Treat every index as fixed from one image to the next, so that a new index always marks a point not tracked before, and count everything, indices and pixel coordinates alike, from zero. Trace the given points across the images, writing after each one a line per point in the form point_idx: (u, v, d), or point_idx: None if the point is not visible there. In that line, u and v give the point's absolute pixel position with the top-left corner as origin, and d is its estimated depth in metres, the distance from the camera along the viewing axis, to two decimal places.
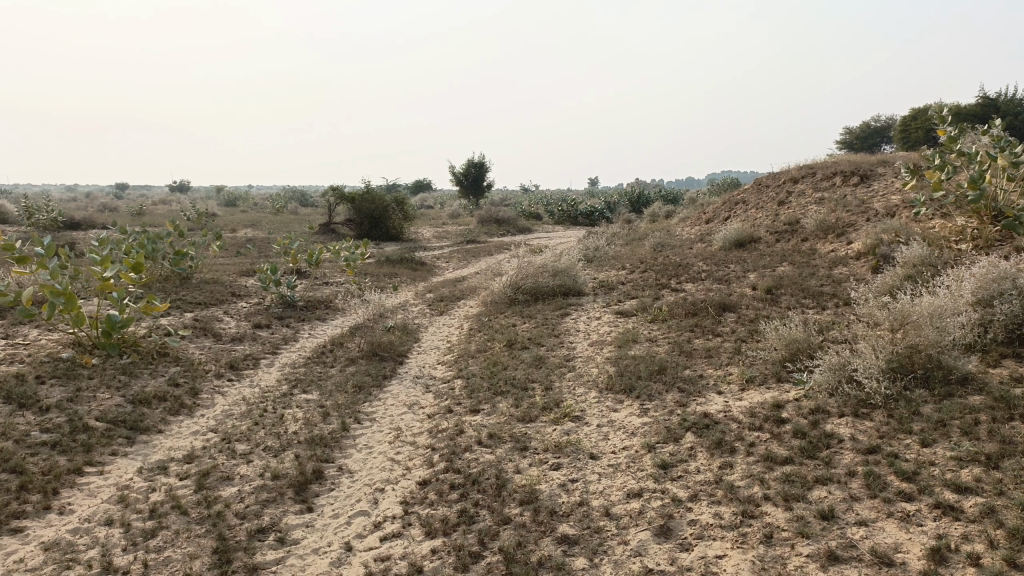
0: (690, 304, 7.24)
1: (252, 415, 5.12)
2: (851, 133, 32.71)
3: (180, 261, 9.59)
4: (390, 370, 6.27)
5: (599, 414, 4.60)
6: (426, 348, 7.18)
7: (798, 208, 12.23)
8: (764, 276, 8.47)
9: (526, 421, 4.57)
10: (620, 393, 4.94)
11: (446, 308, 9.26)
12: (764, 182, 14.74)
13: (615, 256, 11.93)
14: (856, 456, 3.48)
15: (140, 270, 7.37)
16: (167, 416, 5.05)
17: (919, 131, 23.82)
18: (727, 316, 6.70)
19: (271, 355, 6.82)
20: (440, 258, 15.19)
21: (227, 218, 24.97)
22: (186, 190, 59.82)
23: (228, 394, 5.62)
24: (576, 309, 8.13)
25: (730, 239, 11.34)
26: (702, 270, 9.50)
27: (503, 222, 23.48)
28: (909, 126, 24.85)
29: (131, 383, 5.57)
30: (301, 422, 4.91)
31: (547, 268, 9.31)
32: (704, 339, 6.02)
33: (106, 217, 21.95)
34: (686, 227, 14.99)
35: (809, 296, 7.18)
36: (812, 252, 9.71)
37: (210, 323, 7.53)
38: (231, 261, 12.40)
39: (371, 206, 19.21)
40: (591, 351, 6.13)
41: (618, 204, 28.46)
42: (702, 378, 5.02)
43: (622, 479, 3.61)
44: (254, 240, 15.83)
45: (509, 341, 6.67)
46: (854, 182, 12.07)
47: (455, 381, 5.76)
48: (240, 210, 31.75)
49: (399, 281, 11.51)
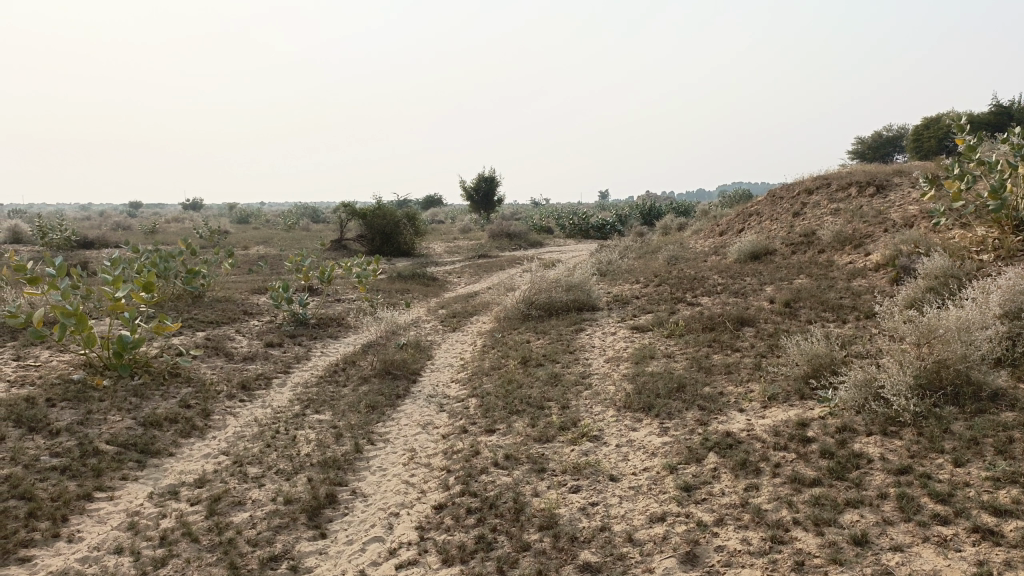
0: (707, 318, 7.13)
1: (264, 436, 5.04)
2: (863, 143, 32.50)
3: (192, 280, 9.57)
4: (403, 389, 6.19)
5: (617, 434, 4.49)
6: (440, 366, 7.09)
7: (813, 219, 12.10)
8: (781, 289, 8.35)
9: (543, 441, 4.47)
10: (639, 411, 4.83)
11: (459, 325, 9.17)
12: (778, 193, 14.62)
13: (629, 270, 11.83)
14: (888, 477, 3.36)
15: (151, 289, 7.33)
16: (178, 438, 4.98)
17: (932, 141, 23.63)
18: (745, 331, 6.58)
19: (283, 374, 6.75)
20: (452, 274, 15.13)
21: (238, 235, 25.06)
22: (199, 208, 60.33)
23: (240, 415, 5.55)
24: (591, 324, 8.03)
25: (745, 251, 11.22)
26: (717, 283, 9.38)
27: (514, 237, 23.42)
28: (922, 135, 24.66)
29: (142, 405, 5.51)
30: (314, 444, 4.83)
31: (560, 283, 9.22)
32: (722, 355, 5.90)
33: (119, 236, 22.06)
34: (700, 240, 14.87)
35: (829, 309, 7.05)
36: (829, 264, 9.57)
37: (222, 342, 7.48)
38: (243, 280, 12.39)
39: (383, 222, 19.21)
40: (608, 368, 6.03)
41: (629, 217, 28.36)
42: (723, 396, 4.90)
43: (644, 503, 3.50)
44: (266, 257, 15.85)
45: (523, 358, 6.58)
46: (869, 193, 11.93)
47: (469, 399, 5.67)
48: (252, 227, 31.94)
49: (411, 297, 11.44)
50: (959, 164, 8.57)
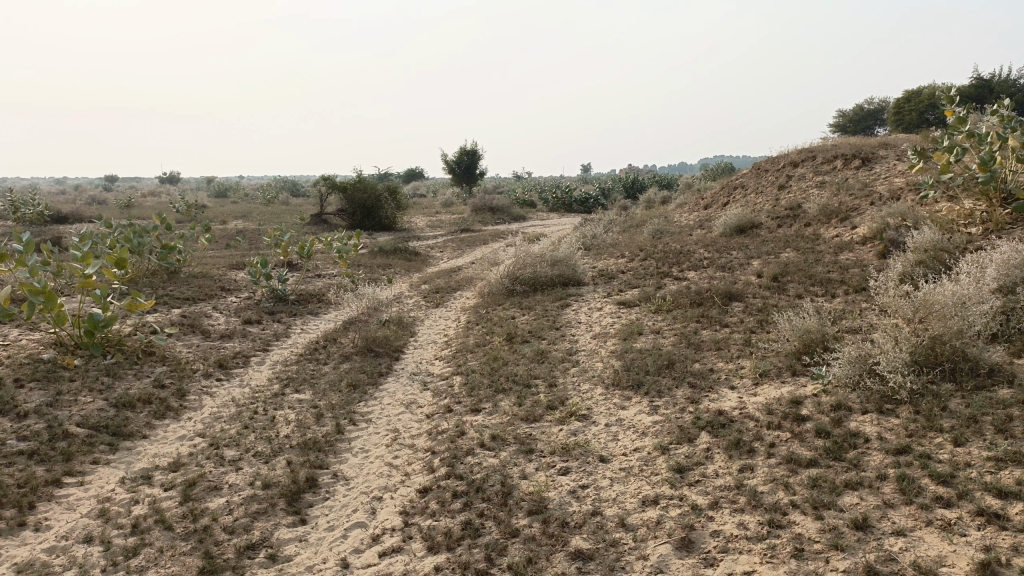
0: (695, 293, 7.02)
1: (242, 417, 4.88)
2: (844, 116, 32.43)
3: (167, 256, 9.31)
4: (386, 367, 6.04)
5: (607, 412, 4.37)
6: (423, 342, 6.94)
7: (799, 192, 12.00)
8: (768, 263, 8.25)
9: (530, 420, 4.35)
10: (628, 389, 4.71)
11: (442, 300, 9.00)
12: (763, 166, 14.50)
13: (613, 244, 11.70)
14: (885, 458, 3.27)
15: (124, 265, 7.09)
16: (152, 420, 4.80)
17: (914, 114, 23.59)
18: (734, 306, 6.47)
19: (261, 352, 6.57)
20: (435, 248, 14.93)
21: (216, 209, 24.62)
22: (176, 182, 59.40)
23: (217, 395, 5.38)
24: (576, 299, 7.89)
25: (731, 225, 11.11)
26: (704, 257, 9.27)
27: (497, 211, 23.18)
28: (903, 108, 24.60)
29: (114, 385, 5.32)
30: (294, 425, 4.68)
31: (545, 257, 9.06)
32: (711, 330, 5.79)
33: (93, 210, 21.59)
34: (684, 213, 14.74)
35: (817, 283, 6.96)
36: (816, 237, 9.49)
37: (199, 320, 7.28)
38: (220, 255, 12.11)
39: (363, 196, 18.91)
40: (595, 344, 5.91)
41: (612, 190, 28.18)
42: (713, 372, 4.80)
43: (635, 485, 3.39)
44: (244, 232, 15.52)
45: (508, 334, 6.44)
46: (855, 165, 11.84)
47: (454, 377, 5.53)
48: (230, 201, 31.46)
49: (393, 272, 11.24)
50: (948, 136, 8.46)
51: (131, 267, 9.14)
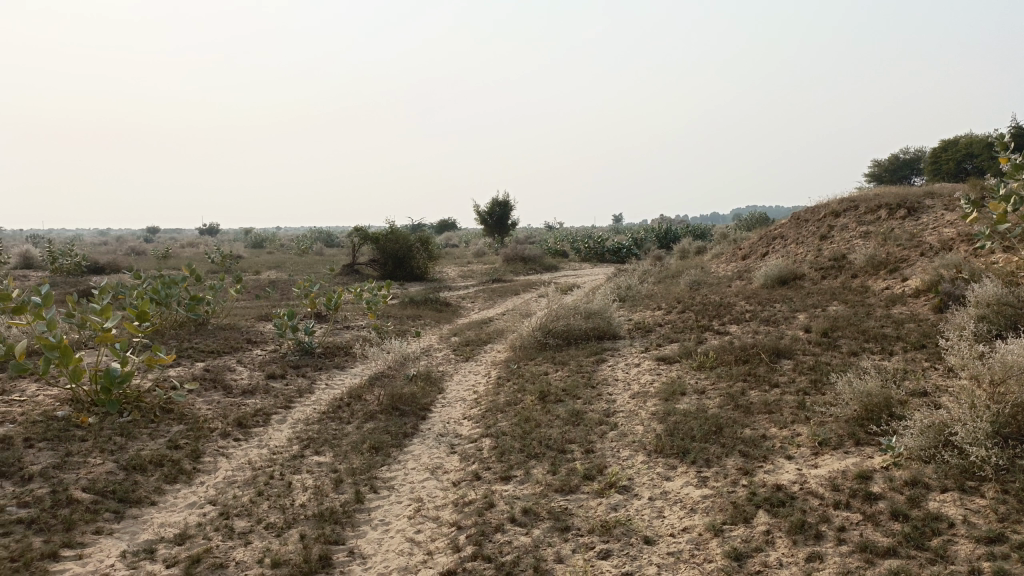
0: (739, 349, 6.62)
1: (257, 483, 4.57)
2: (880, 166, 31.94)
3: (194, 307, 9.16)
4: (411, 427, 5.71)
5: (649, 484, 3.98)
6: (451, 399, 6.62)
7: (842, 242, 11.56)
8: (816, 317, 7.82)
9: (566, 491, 3.97)
10: (672, 457, 4.32)
11: (472, 354, 8.69)
12: (803, 215, 14.10)
13: (649, 296, 11.33)
14: (977, 548, 2.83)
15: (145, 319, 6.92)
16: (163, 485, 4.51)
17: (952, 163, 23.08)
18: (782, 364, 6.05)
19: (283, 409, 6.29)
20: (465, 299, 14.68)
21: (250, 260, 24.81)
22: (214, 232, 60.60)
23: (233, 457, 5.09)
24: (612, 354, 7.52)
25: (772, 276, 10.70)
26: (745, 310, 8.87)
27: (529, 261, 22.99)
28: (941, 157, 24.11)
29: (127, 445, 5.05)
30: (311, 492, 4.36)
31: (579, 309, 8.74)
32: (760, 391, 5.38)
33: (129, 261, 21.83)
34: (722, 264, 14.33)
35: (871, 340, 6.52)
36: (864, 290, 9.05)
37: (221, 374, 7.05)
38: (250, 305, 11.99)
39: (395, 246, 18.87)
40: (634, 404, 5.52)
41: (645, 240, 27.89)
42: (766, 440, 4.39)
43: (687, 574, 2.99)
44: (275, 282, 15.48)
45: (541, 392, 6.08)
46: (900, 215, 11.41)
47: (483, 440, 5.17)
48: (264, 251, 31.78)
49: (422, 324, 10.99)
50: (1003, 184, 8.01)
51: (157, 318, 9.00)
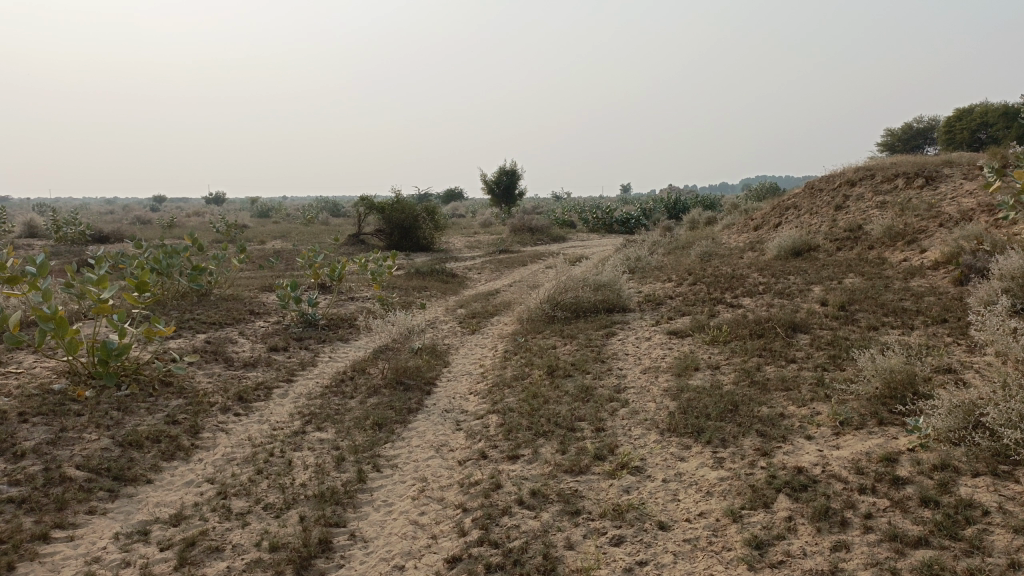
0: (754, 323, 6.42)
1: (257, 460, 4.43)
2: (892, 135, 31.36)
3: (197, 277, 9.00)
4: (416, 401, 5.57)
5: (663, 465, 3.82)
6: (457, 373, 6.47)
7: (858, 213, 11.29)
8: (832, 290, 7.60)
9: (576, 472, 3.81)
10: (687, 436, 4.15)
11: (478, 326, 8.52)
12: (816, 185, 13.80)
13: (659, 267, 11.12)
14: (1015, 539, 2.65)
15: (144, 290, 6.76)
16: (159, 462, 4.38)
17: (966, 132, 22.61)
18: (799, 338, 5.85)
19: (285, 383, 6.14)
20: (472, 269, 14.49)
21: (256, 230, 24.63)
22: (221, 202, 60.39)
23: (233, 432, 4.95)
24: (622, 327, 7.34)
25: (785, 247, 10.45)
26: (758, 282, 8.66)
27: (536, 231, 22.73)
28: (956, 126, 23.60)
29: (124, 420, 4.91)
30: (312, 470, 4.22)
31: (588, 281, 8.53)
32: (776, 367, 5.19)
33: (134, 230, 21.68)
34: (733, 235, 14.07)
35: (890, 314, 6.31)
36: (881, 261, 8.81)
37: (223, 346, 6.91)
38: (255, 276, 11.84)
39: (401, 217, 18.64)
40: (646, 380, 5.35)
41: (654, 210, 27.58)
42: (784, 419, 4.21)
43: (704, 564, 2.83)
44: (280, 253, 15.30)
45: (549, 366, 5.92)
46: (918, 185, 11.12)
47: (490, 416, 5.01)
48: (271, 221, 31.61)
49: (428, 295, 10.82)
50: None
51: (159, 289, 8.85)
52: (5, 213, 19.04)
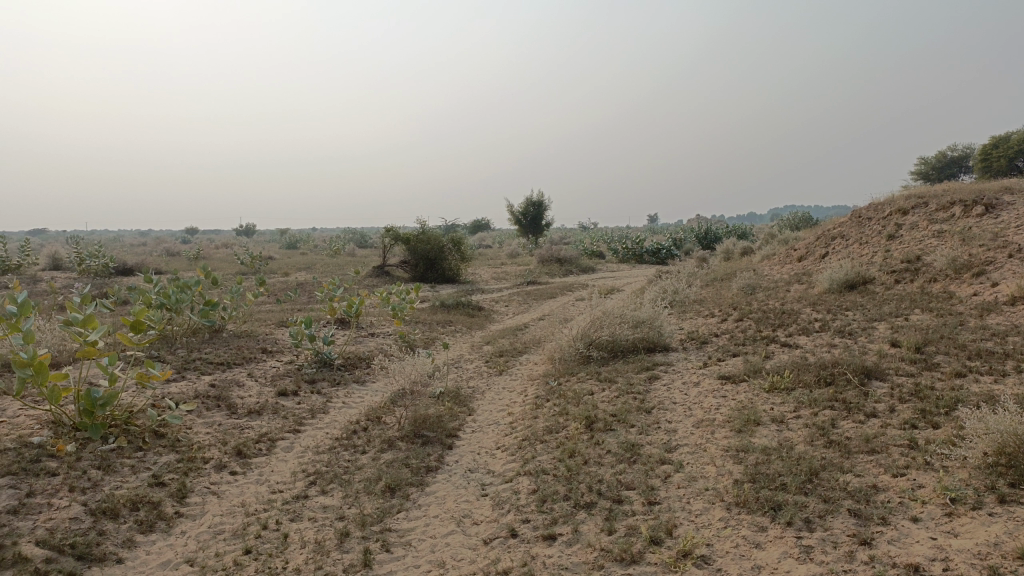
0: (818, 368, 5.66)
1: (248, 535, 3.78)
2: (927, 164, 30.34)
3: (208, 312, 8.44)
4: (436, 458, 4.90)
5: (737, 554, 3.10)
6: (483, 423, 5.79)
7: (913, 243, 10.47)
8: (899, 328, 6.81)
9: (627, 562, 3.11)
10: (761, 513, 3.42)
11: (506, 367, 7.84)
12: (863, 214, 13.00)
13: (699, 301, 10.38)
14: None
15: (139, 330, 6.17)
16: (135, 537, 3.74)
17: (1002, 160, 21.68)
18: (875, 387, 5.10)
19: (291, 434, 5.50)
20: (498, 302, 13.84)
21: (281, 261, 24.32)
22: (250, 233, 60.85)
23: (226, 497, 4.31)
24: (665, 370, 6.62)
25: (837, 280, 9.66)
26: (812, 319, 7.90)
27: (564, 262, 22.07)
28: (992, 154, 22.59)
29: (102, 481, 4.28)
30: (310, 550, 3.56)
31: (625, 317, 7.82)
32: (854, 423, 4.44)
33: (159, 262, 21.47)
34: (775, 266, 13.29)
35: (976, 358, 5.52)
36: (948, 296, 8.01)
37: (227, 391, 6.30)
38: (273, 310, 11.30)
39: (426, 247, 18.14)
40: (701, 436, 4.63)
41: (685, 240, 26.83)
42: (878, 495, 3.47)
43: None
44: (301, 285, 14.83)
45: (587, 416, 5.20)
46: (978, 212, 10.31)
47: (520, 479, 4.32)
48: (297, 252, 31.42)
49: (452, 331, 10.20)
50: None
51: (168, 324, 8.29)
52: (28, 244, 18.74)
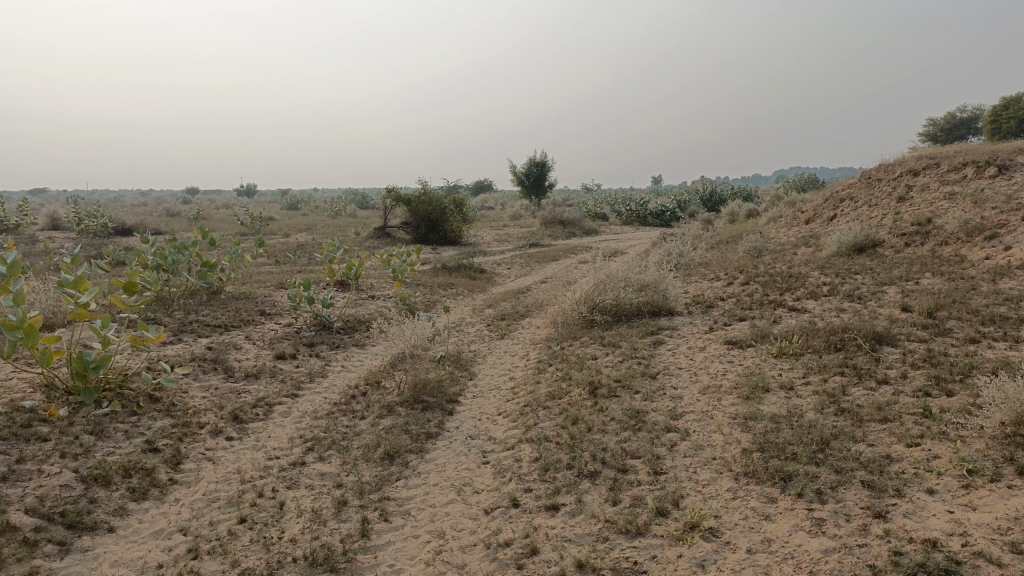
0: (828, 333, 5.52)
1: (243, 503, 3.69)
2: (935, 125, 29.85)
3: (206, 274, 8.29)
4: (436, 424, 4.80)
5: (746, 526, 2.99)
6: (484, 388, 5.68)
7: (924, 205, 10.26)
8: (911, 292, 6.65)
9: (633, 535, 3.01)
10: (771, 483, 3.31)
11: (508, 330, 7.71)
12: (872, 175, 12.75)
13: (705, 264, 10.22)
14: None
15: (134, 292, 6.02)
16: (127, 504, 3.65)
17: (1011, 121, 21.28)
18: (886, 354, 4.96)
19: (289, 399, 5.40)
20: (500, 264, 13.68)
21: (282, 222, 24.12)
22: (252, 194, 60.50)
23: (221, 463, 4.22)
24: (670, 334, 6.49)
25: (846, 243, 9.48)
26: (820, 282, 7.74)
27: (567, 224, 21.85)
28: (1000, 115, 22.17)
29: (94, 447, 4.18)
30: (306, 519, 3.46)
31: (630, 280, 7.67)
32: (866, 391, 4.32)
33: (160, 222, 21.30)
34: (781, 229, 13.09)
35: (990, 323, 5.38)
36: (959, 259, 7.84)
37: (224, 354, 6.19)
38: (273, 272, 11.17)
39: (427, 209, 17.93)
40: (708, 403, 4.52)
41: (689, 202, 26.55)
42: (892, 466, 3.36)
43: None
44: (302, 247, 14.67)
45: (591, 382, 5.09)
46: (991, 174, 10.08)
47: (522, 447, 4.21)
48: (299, 214, 31.24)
49: (454, 293, 10.07)
50: None
51: (165, 286, 8.15)
52: (26, 204, 18.54)
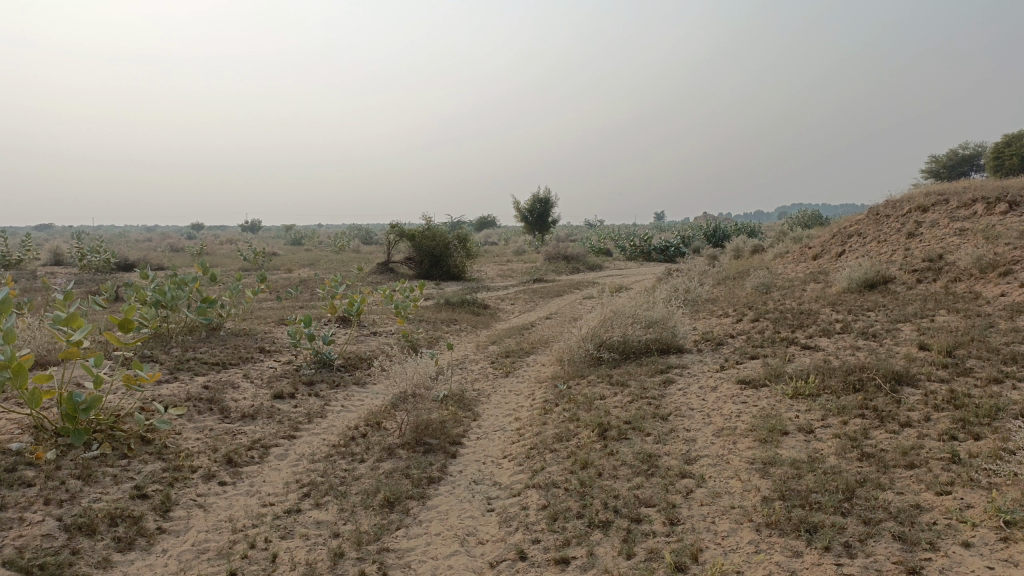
0: (845, 372, 5.33)
1: (234, 554, 3.49)
2: (938, 162, 29.87)
3: (205, 310, 8.14)
4: (439, 468, 4.60)
5: None
6: (489, 429, 5.48)
7: (934, 241, 10.11)
8: (927, 330, 6.47)
9: None
10: (795, 535, 3.11)
11: (513, 368, 7.53)
12: (879, 211, 12.63)
13: (712, 300, 10.06)
14: None
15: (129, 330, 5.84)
16: (112, 555, 3.45)
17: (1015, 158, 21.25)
18: (907, 394, 4.77)
19: (286, 441, 5.21)
20: (504, 300, 13.53)
21: (286, 257, 24.02)
22: (256, 230, 60.69)
23: (213, 510, 4.02)
24: (680, 373, 6.30)
25: (856, 279, 9.32)
26: (832, 320, 7.56)
27: (571, 259, 21.75)
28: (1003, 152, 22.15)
29: (81, 493, 3.99)
30: (300, 572, 3.26)
31: (637, 316, 7.50)
32: (889, 434, 4.12)
33: (164, 258, 21.24)
34: (788, 265, 12.95)
35: (1012, 362, 5.19)
36: (973, 296, 7.66)
37: (221, 393, 6.01)
38: (275, 308, 11.01)
39: (431, 244, 17.84)
40: (723, 447, 4.32)
41: (693, 238, 26.48)
42: (923, 516, 3.15)
43: None
44: (305, 282, 14.55)
45: (600, 423, 4.89)
46: (1001, 209, 9.95)
47: (528, 493, 4.01)
48: (303, 249, 31.22)
49: (457, 330, 9.90)
50: None
51: (164, 323, 7.99)
52: (30, 238, 18.50)
